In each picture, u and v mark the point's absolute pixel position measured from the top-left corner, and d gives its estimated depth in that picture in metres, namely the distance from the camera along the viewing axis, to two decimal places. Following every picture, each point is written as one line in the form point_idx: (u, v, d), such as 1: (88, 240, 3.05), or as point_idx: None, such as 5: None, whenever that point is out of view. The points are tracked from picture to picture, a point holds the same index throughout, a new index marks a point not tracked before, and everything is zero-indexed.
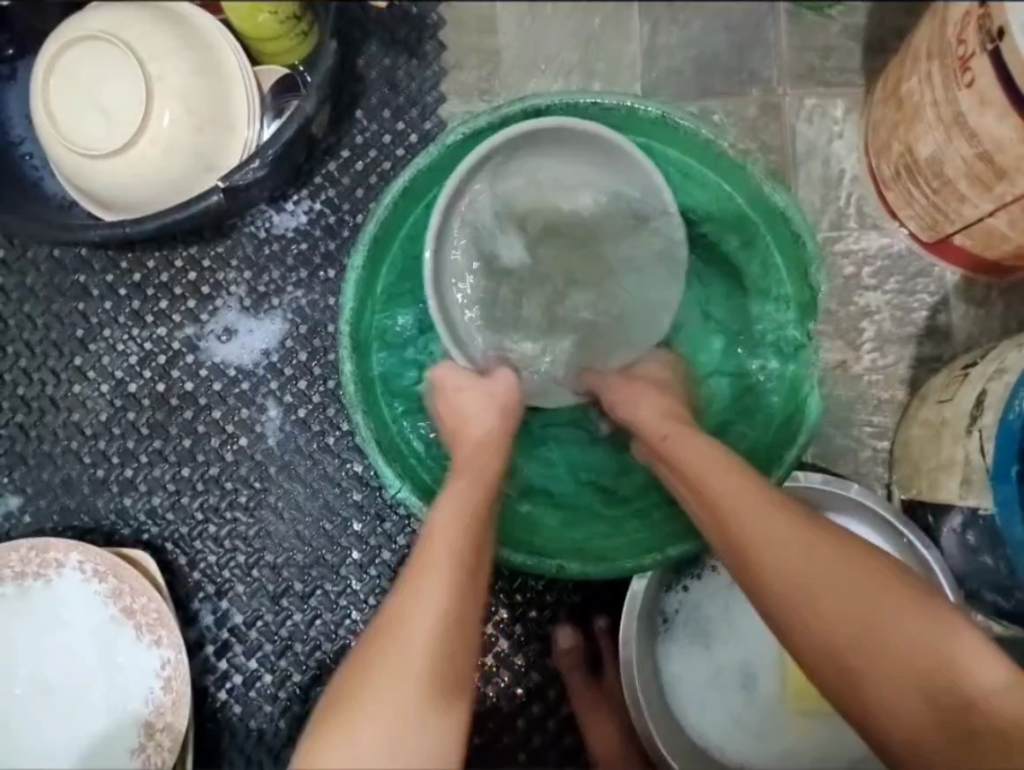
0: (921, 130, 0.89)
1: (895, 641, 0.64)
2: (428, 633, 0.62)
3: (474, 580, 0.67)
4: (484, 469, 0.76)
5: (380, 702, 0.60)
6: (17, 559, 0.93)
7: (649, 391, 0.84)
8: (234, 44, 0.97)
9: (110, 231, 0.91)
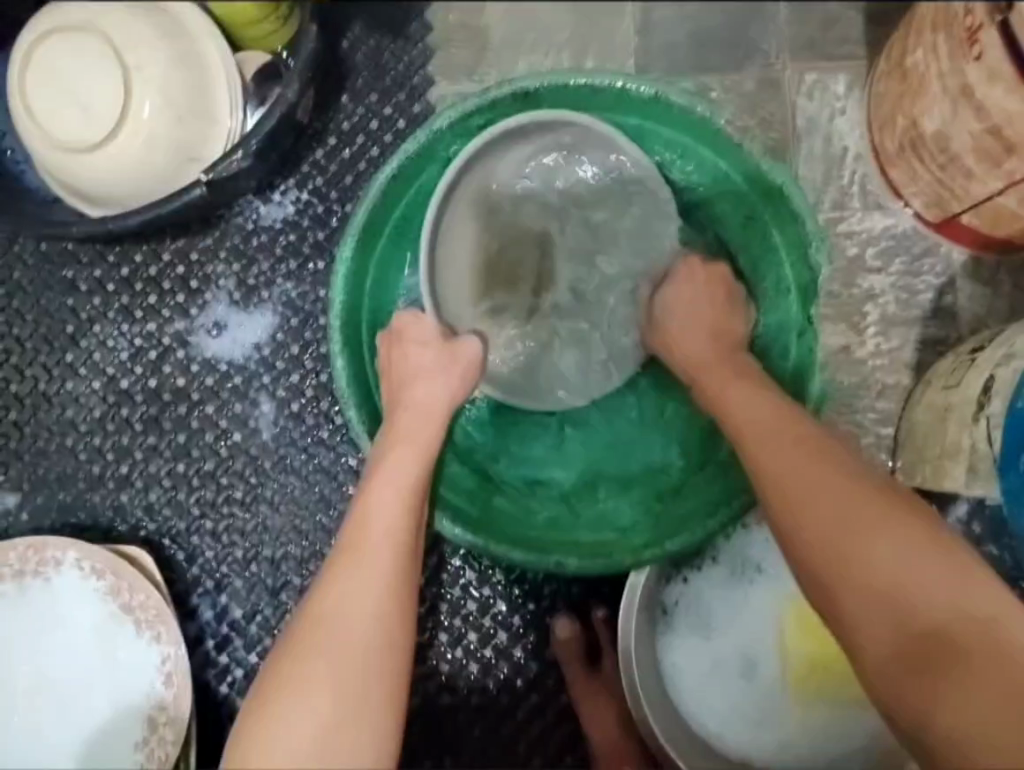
0: (926, 104, 0.85)
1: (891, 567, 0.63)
2: (356, 602, 0.65)
3: (405, 551, 0.69)
4: (425, 436, 0.77)
5: (312, 668, 0.63)
6: (17, 557, 0.93)
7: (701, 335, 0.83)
8: (213, 31, 0.94)
9: (92, 229, 0.90)
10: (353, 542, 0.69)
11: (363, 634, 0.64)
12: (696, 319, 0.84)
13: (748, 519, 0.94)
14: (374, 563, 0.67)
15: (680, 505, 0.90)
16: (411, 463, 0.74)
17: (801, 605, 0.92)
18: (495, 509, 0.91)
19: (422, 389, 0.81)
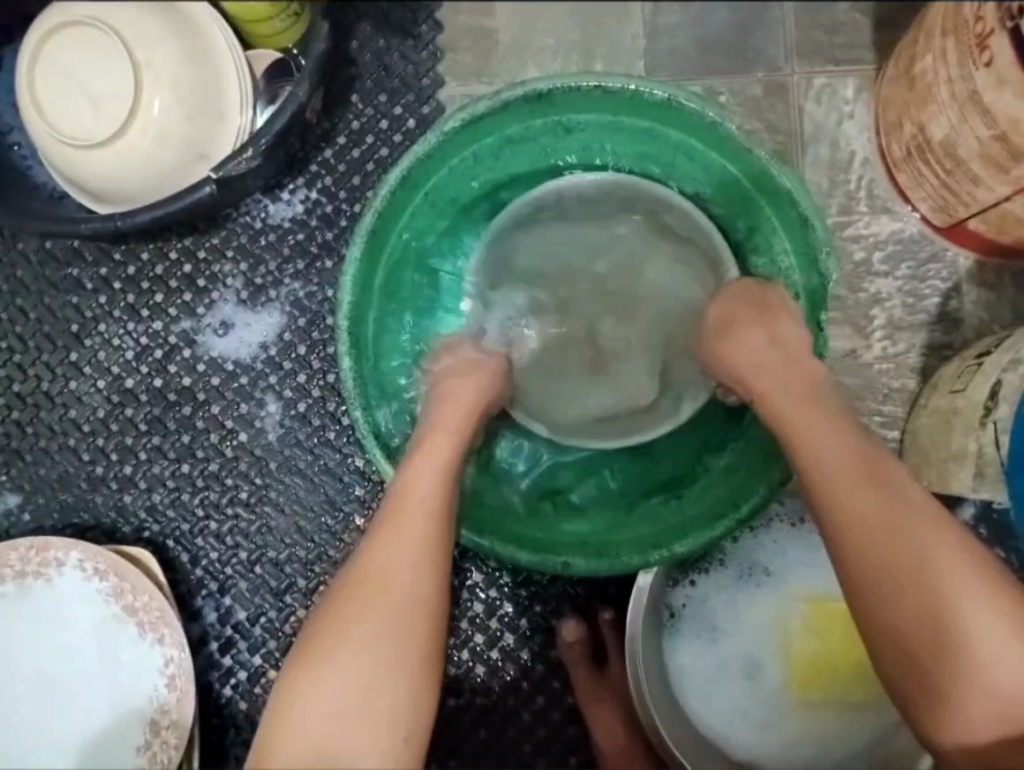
0: (934, 110, 0.86)
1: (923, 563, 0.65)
2: (396, 581, 0.66)
3: (446, 531, 0.70)
4: (461, 420, 0.78)
5: (354, 640, 0.65)
6: (17, 558, 0.92)
7: (753, 334, 0.80)
8: (221, 24, 0.94)
9: (100, 225, 0.90)
10: (391, 519, 0.69)
11: (382, 630, 0.65)
12: (753, 323, 0.81)
13: (756, 524, 0.94)
14: (415, 541, 0.68)
15: (689, 509, 0.89)
16: (451, 446, 0.75)
17: (807, 609, 0.92)
18: (505, 517, 0.89)
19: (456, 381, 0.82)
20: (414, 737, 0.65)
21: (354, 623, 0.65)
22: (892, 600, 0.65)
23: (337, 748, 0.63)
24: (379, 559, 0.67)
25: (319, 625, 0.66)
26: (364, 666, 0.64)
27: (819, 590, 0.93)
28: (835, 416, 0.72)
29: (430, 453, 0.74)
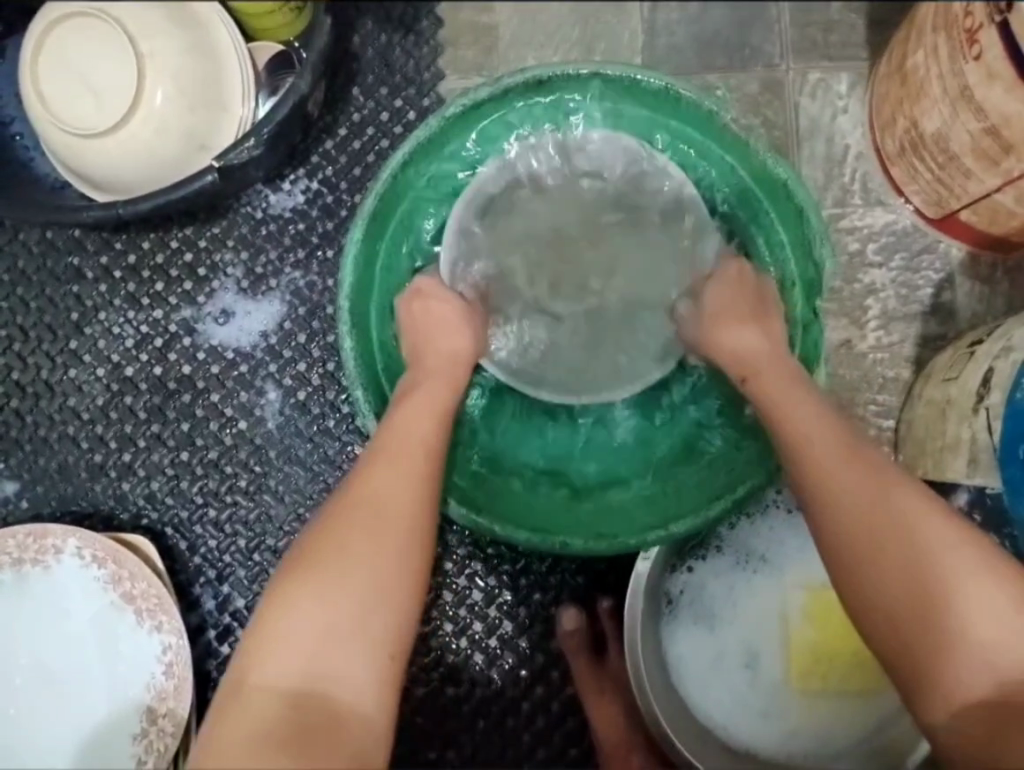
0: (927, 105, 0.87)
1: (896, 520, 0.66)
2: (390, 512, 0.68)
3: (434, 481, 0.72)
4: (453, 376, 0.81)
5: (345, 564, 0.65)
6: (15, 545, 0.92)
7: (744, 328, 0.81)
8: (225, 18, 0.94)
9: (102, 213, 0.90)
10: (385, 458, 0.72)
11: (361, 570, 0.65)
12: (740, 317, 0.82)
13: (753, 509, 0.95)
14: (402, 484, 0.70)
15: (686, 490, 0.89)
16: (446, 397, 0.79)
17: (806, 597, 0.93)
18: (502, 498, 0.89)
19: (444, 337, 0.84)
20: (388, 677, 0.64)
21: (347, 546, 0.66)
22: (865, 547, 0.66)
23: (324, 668, 0.63)
24: (362, 499, 0.69)
25: (296, 567, 0.66)
26: (356, 590, 0.65)
27: (816, 578, 0.93)
28: (800, 379, 0.76)
29: (425, 400, 0.78)
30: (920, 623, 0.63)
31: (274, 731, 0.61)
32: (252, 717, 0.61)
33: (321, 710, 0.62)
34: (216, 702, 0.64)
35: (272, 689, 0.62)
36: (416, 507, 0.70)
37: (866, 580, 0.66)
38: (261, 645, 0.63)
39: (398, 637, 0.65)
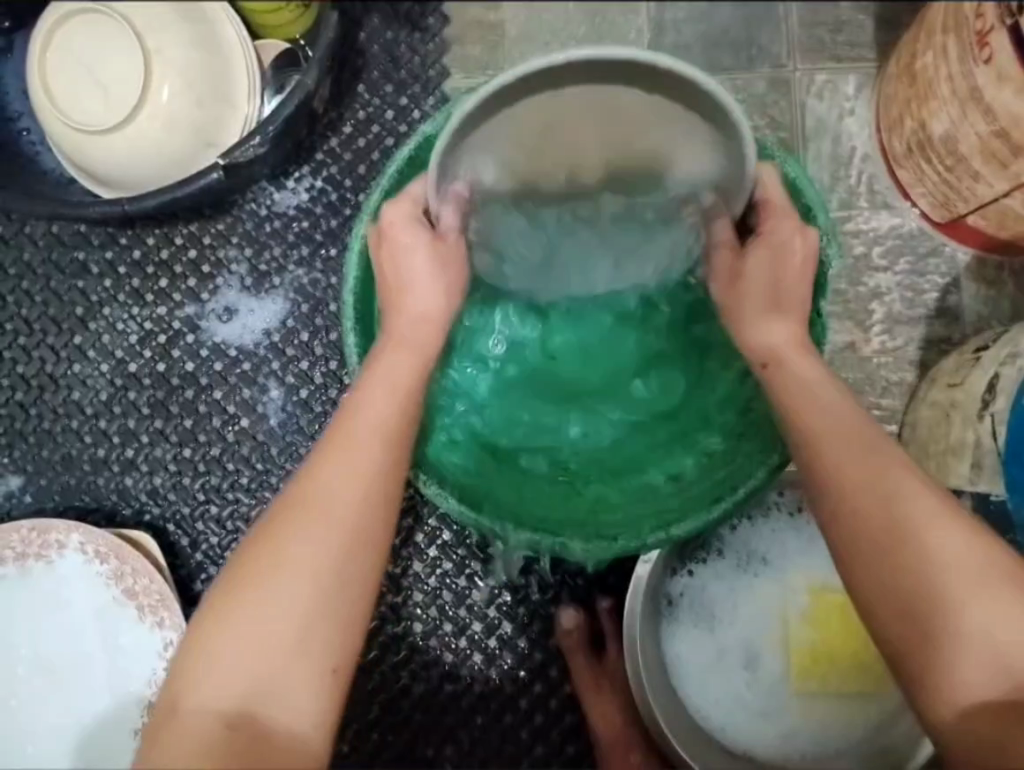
0: (935, 106, 0.87)
1: (906, 516, 0.62)
2: (334, 509, 0.62)
3: (396, 469, 0.66)
4: (424, 341, 0.73)
5: (281, 572, 0.60)
6: (19, 539, 0.92)
7: (772, 304, 0.74)
8: (229, 14, 0.93)
9: (108, 209, 0.90)
10: (337, 443, 0.65)
11: (304, 572, 0.60)
12: (763, 287, 0.75)
13: (754, 513, 0.95)
14: (355, 475, 0.64)
15: (692, 487, 0.85)
16: (413, 365, 0.71)
17: (807, 601, 0.92)
18: (499, 494, 0.86)
19: (415, 294, 0.75)
20: (332, 690, 0.59)
21: (283, 551, 0.60)
22: (865, 543, 0.62)
23: (257, 689, 0.57)
24: (315, 491, 0.63)
25: (238, 564, 0.61)
26: (294, 600, 0.59)
27: (817, 580, 0.93)
28: (817, 363, 0.71)
29: (387, 370, 0.70)
30: (916, 624, 0.60)
31: (206, 757, 0.56)
32: (179, 745, 0.57)
33: (258, 728, 0.57)
34: (150, 721, 0.60)
35: (203, 711, 0.57)
36: (365, 501, 0.63)
37: (873, 578, 0.62)
38: (193, 662, 0.59)
39: (343, 649, 0.60)
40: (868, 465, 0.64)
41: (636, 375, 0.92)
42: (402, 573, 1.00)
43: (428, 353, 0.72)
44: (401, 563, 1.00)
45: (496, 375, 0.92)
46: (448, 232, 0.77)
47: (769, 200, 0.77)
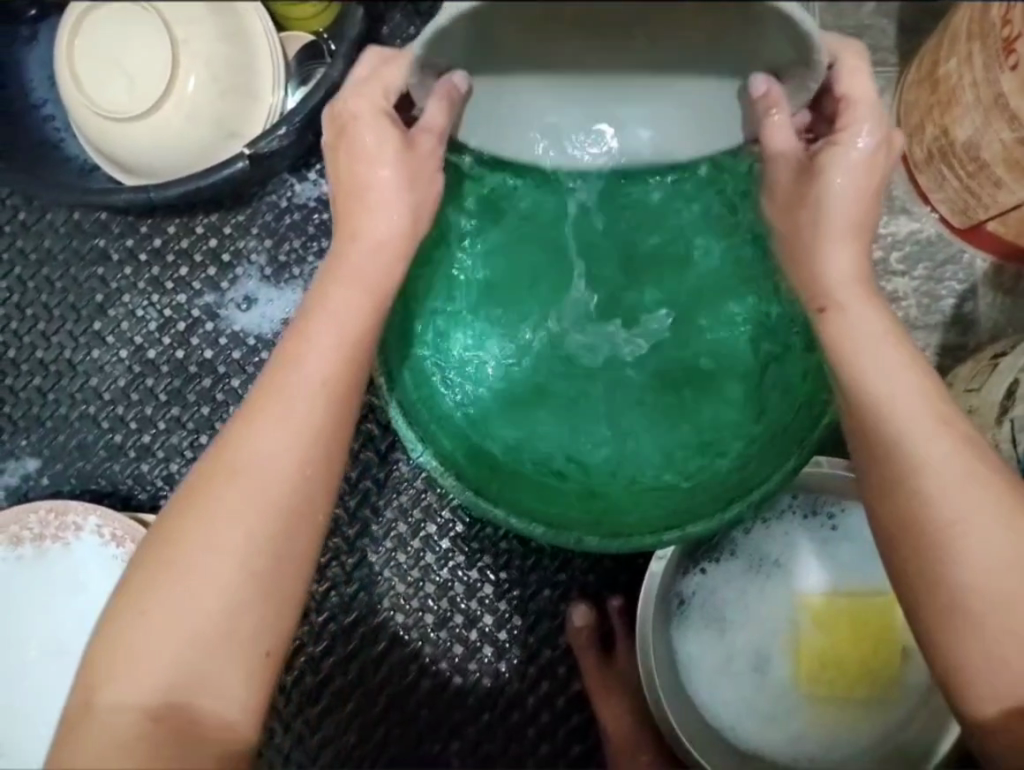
0: (959, 113, 0.86)
1: (957, 507, 0.62)
2: (267, 479, 0.64)
3: (329, 442, 0.66)
4: (377, 278, 0.69)
5: (204, 552, 0.62)
6: (37, 520, 0.94)
7: (822, 239, 0.68)
8: (257, 9, 0.94)
9: (133, 196, 0.91)
10: (268, 411, 0.65)
11: (227, 552, 0.62)
12: (824, 230, 0.68)
13: (768, 515, 0.95)
14: (282, 451, 0.65)
15: (704, 489, 0.85)
16: (361, 312, 0.68)
17: (820, 605, 0.92)
18: (509, 480, 0.86)
19: (375, 216, 0.69)
20: (258, 666, 0.63)
21: (213, 523, 0.63)
22: (910, 536, 0.64)
23: (182, 670, 0.61)
24: (242, 465, 0.64)
25: (162, 541, 0.64)
26: (223, 573, 0.62)
27: (830, 585, 0.93)
28: (880, 311, 0.68)
29: (331, 317, 0.68)
30: (958, 623, 0.62)
31: (130, 742, 0.60)
32: (104, 728, 0.60)
33: (183, 707, 0.61)
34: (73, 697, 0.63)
35: (130, 698, 0.61)
36: (300, 470, 0.65)
37: (916, 565, 0.64)
38: (119, 639, 0.62)
39: (271, 631, 0.64)
40: (908, 455, 0.64)
41: (654, 361, 0.91)
42: (412, 565, 1.00)
43: (380, 294, 0.69)
44: (413, 554, 1.00)
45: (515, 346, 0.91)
46: (422, 138, 0.69)
47: (852, 101, 0.66)
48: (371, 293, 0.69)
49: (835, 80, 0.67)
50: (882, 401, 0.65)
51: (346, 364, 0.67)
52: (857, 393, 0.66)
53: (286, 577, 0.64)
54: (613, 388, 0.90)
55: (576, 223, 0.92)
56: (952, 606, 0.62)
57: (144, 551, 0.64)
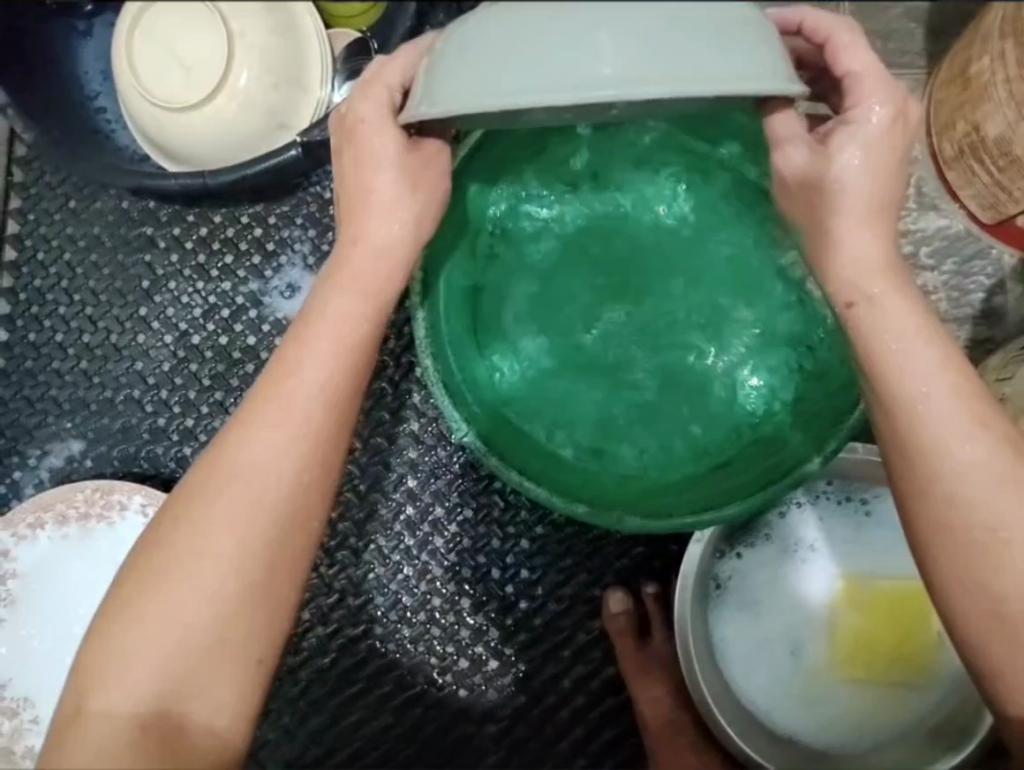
0: (990, 108, 0.88)
1: (996, 512, 0.63)
2: (262, 488, 0.64)
3: (324, 451, 0.66)
4: (377, 283, 0.69)
5: (196, 561, 0.63)
6: (83, 499, 0.95)
7: (847, 231, 0.66)
8: (314, 17, 0.97)
9: (189, 180, 0.94)
10: (264, 419, 0.65)
11: (219, 562, 0.63)
12: (848, 218, 0.66)
13: (803, 496, 0.96)
14: (276, 461, 0.65)
15: (738, 473, 0.86)
16: (362, 318, 0.68)
17: (853, 592, 0.93)
18: (551, 460, 0.87)
19: (375, 221, 0.69)
20: (252, 673, 0.65)
21: (205, 532, 0.63)
22: (959, 546, 0.63)
23: (176, 677, 0.62)
24: (234, 472, 0.64)
25: (156, 547, 0.64)
26: (217, 580, 0.63)
27: (863, 572, 0.94)
28: (910, 306, 0.66)
29: (332, 324, 0.67)
30: (1006, 629, 0.63)
31: (117, 751, 0.61)
32: (98, 731, 0.61)
33: (175, 714, 0.62)
34: (65, 696, 0.64)
35: (121, 702, 0.61)
36: (297, 479, 0.65)
37: (952, 571, 0.64)
38: (111, 641, 0.62)
39: (266, 638, 0.65)
40: (945, 461, 0.63)
41: (679, 335, 0.95)
42: (449, 549, 1.01)
43: (381, 298, 0.69)
44: (449, 538, 1.01)
45: (542, 317, 0.94)
46: (426, 138, 0.71)
47: (856, 76, 0.67)
48: (374, 300, 0.69)
49: (836, 58, 0.67)
50: (915, 404, 0.64)
51: (342, 370, 0.67)
52: (888, 395, 0.65)
53: (280, 585, 0.65)
54: (644, 369, 0.94)
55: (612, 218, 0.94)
56: (990, 613, 0.63)
57: (133, 556, 0.65)
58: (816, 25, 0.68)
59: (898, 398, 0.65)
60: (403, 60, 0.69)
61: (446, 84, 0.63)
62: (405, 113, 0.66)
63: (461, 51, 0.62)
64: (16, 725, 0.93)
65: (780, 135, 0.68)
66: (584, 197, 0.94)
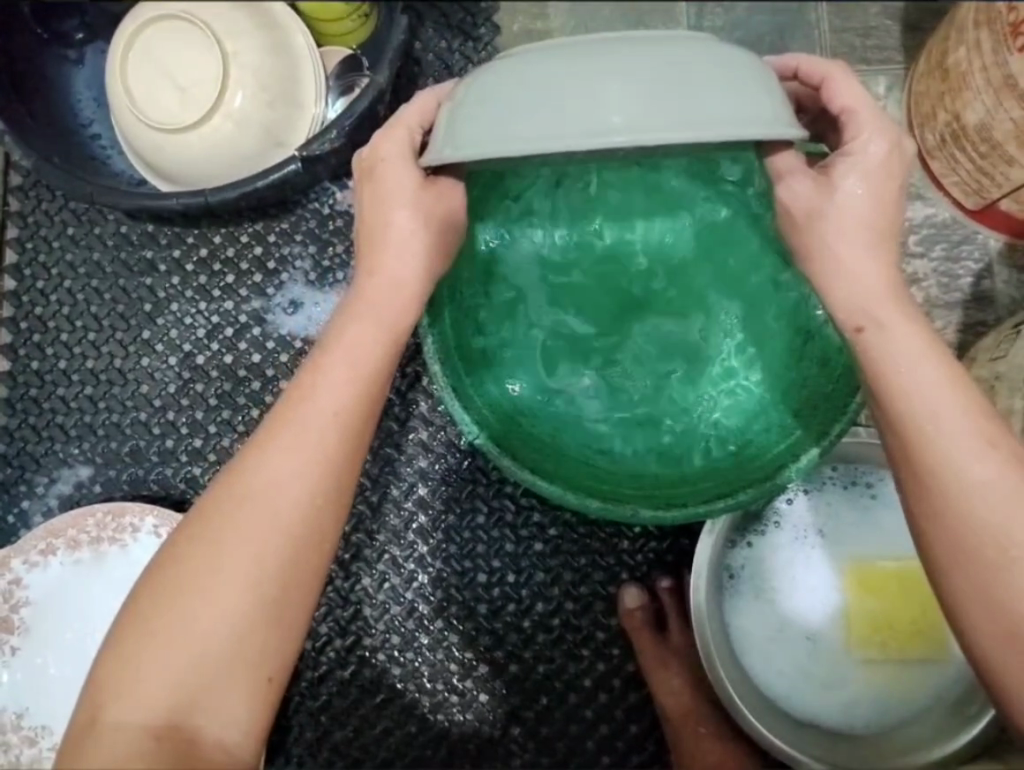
0: (968, 97, 0.91)
1: (1005, 525, 0.62)
2: (275, 511, 0.63)
3: (338, 475, 0.65)
4: (391, 312, 0.69)
5: (208, 582, 0.62)
6: (94, 524, 0.95)
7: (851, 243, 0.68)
8: (307, 37, 1.00)
9: (189, 198, 0.94)
10: (277, 441, 0.65)
11: (230, 584, 0.62)
12: (846, 232, 0.68)
13: (809, 483, 0.98)
14: (289, 484, 0.64)
15: (748, 463, 0.86)
16: (376, 345, 0.68)
17: (862, 577, 0.94)
18: (562, 458, 0.88)
19: (393, 253, 0.70)
20: (266, 691, 0.63)
21: (218, 554, 0.62)
22: (963, 561, 0.63)
23: (186, 695, 0.61)
24: (246, 494, 0.64)
25: (169, 566, 0.63)
26: (228, 602, 0.62)
27: (873, 553, 0.95)
28: (919, 325, 0.66)
29: (347, 350, 0.67)
30: (1016, 646, 0.61)
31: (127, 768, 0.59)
32: (108, 748, 0.60)
33: (185, 731, 0.60)
34: (77, 712, 0.63)
35: (131, 719, 0.60)
36: (309, 502, 0.64)
37: (964, 587, 0.63)
38: (125, 658, 0.61)
39: (279, 659, 0.64)
40: (950, 476, 0.63)
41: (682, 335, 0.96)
42: (464, 555, 1.02)
43: (395, 328, 0.69)
44: (464, 544, 1.02)
45: (544, 326, 0.96)
46: (442, 176, 0.72)
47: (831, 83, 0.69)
48: (390, 327, 0.69)
49: (833, 93, 0.70)
50: (921, 422, 0.64)
51: (356, 394, 0.66)
52: (894, 414, 0.65)
53: (294, 607, 0.64)
54: (649, 373, 0.96)
55: (611, 228, 0.96)
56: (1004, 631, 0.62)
57: (146, 576, 0.64)
58: (811, 70, 0.71)
59: (904, 416, 0.65)
60: (422, 105, 0.72)
61: (468, 125, 0.65)
62: (426, 155, 0.67)
63: (482, 98, 0.65)
64: (36, 755, 0.92)
65: (781, 168, 0.71)
66: (577, 206, 0.96)
